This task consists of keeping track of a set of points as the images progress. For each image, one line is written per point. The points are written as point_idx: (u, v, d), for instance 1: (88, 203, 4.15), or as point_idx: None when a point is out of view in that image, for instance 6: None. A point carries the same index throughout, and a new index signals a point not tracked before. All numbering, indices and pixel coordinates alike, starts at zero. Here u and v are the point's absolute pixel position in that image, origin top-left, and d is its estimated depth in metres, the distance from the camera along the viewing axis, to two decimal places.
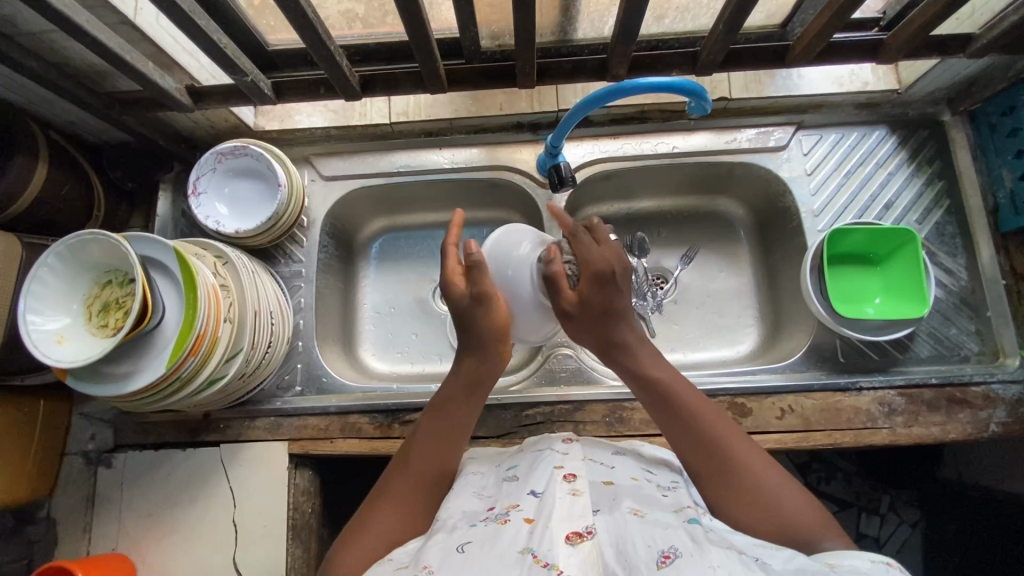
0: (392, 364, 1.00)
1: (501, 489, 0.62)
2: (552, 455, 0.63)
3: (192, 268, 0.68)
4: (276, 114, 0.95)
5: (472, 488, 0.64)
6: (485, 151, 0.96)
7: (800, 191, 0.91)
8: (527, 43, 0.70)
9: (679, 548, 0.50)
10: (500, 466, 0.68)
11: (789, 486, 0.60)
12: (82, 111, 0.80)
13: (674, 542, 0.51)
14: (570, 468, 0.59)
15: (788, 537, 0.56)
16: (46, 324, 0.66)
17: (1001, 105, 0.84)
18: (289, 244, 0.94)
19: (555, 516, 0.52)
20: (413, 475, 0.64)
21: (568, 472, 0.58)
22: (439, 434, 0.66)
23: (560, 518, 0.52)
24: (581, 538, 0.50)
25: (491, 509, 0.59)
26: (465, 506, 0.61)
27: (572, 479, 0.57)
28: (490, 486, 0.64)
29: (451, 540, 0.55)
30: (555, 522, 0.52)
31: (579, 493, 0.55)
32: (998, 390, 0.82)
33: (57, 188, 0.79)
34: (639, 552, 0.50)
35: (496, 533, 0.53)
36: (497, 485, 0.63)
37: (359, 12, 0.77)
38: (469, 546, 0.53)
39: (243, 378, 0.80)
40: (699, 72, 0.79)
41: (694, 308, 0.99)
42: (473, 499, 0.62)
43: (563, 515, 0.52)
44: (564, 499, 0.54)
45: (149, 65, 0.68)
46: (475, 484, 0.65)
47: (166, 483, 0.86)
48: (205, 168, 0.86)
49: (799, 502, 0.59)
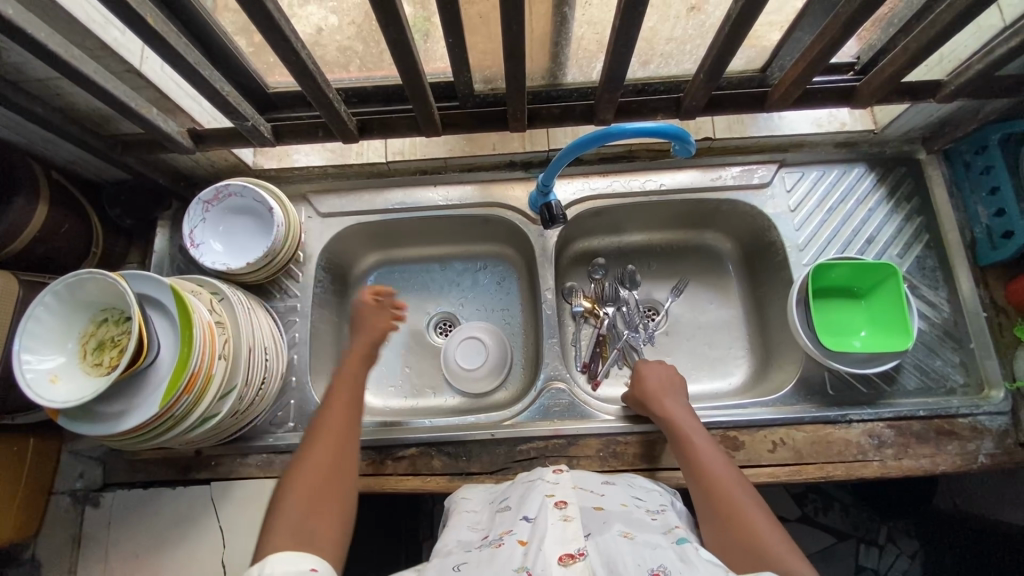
0: (386, 399, 1.00)
1: (494, 521, 0.62)
2: (541, 485, 0.64)
3: (189, 305, 0.69)
4: (274, 153, 0.97)
5: (464, 522, 0.64)
6: (480, 188, 0.99)
7: (784, 226, 0.94)
8: (518, 90, 0.74)
9: (668, 567, 0.50)
10: (492, 502, 0.68)
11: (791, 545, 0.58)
12: (83, 152, 0.82)
13: (663, 561, 0.51)
14: (560, 496, 0.60)
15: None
16: (41, 363, 0.67)
17: (973, 145, 0.88)
18: (285, 279, 0.95)
19: (548, 540, 0.53)
20: (315, 467, 0.64)
21: (558, 499, 0.59)
22: (339, 418, 0.69)
23: (553, 542, 0.52)
24: (574, 559, 0.50)
25: (486, 536, 0.59)
26: (460, 535, 0.61)
27: (564, 505, 0.58)
28: (482, 521, 0.64)
29: (450, 561, 0.55)
30: (548, 545, 0.52)
31: (570, 519, 0.55)
32: (985, 421, 0.84)
33: (55, 227, 0.80)
34: (629, 569, 0.49)
35: (493, 555, 0.53)
36: (490, 518, 0.63)
37: (359, 50, 0.79)
38: (465, 566, 0.53)
39: (237, 415, 0.80)
40: (684, 116, 0.82)
41: (685, 339, 1.01)
42: (467, 531, 0.62)
43: (556, 538, 0.53)
44: (556, 524, 0.55)
45: (154, 111, 0.70)
46: (469, 518, 0.65)
47: (155, 522, 0.85)
48: (195, 220, 0.87)
49: (785, 548, 0.57)
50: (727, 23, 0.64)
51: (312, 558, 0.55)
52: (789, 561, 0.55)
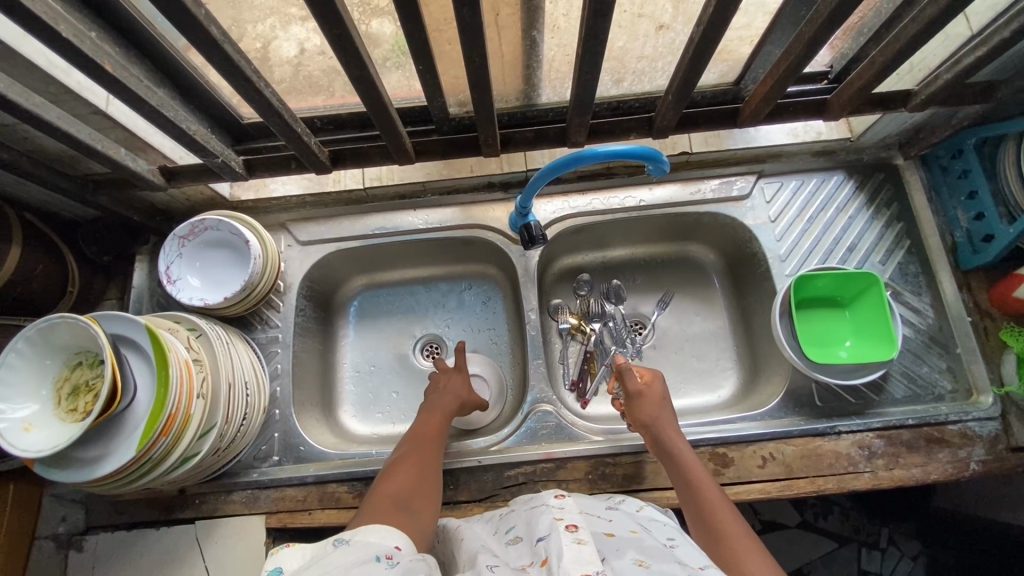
0: (373, 427, 0.99)
1: (509, 550, 0.61)
2: (548, 509, 0.62)
3: (164, 344, 0.68)
4: (251, 184, 0.97)
5: (473, 549, 0.63)
6: (460, 210, 0.98)
7: (765, 237, 0.94)
8: (489, 117, 0.74)
9: None
10: (498, 531, 0.67)
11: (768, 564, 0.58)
12: (54, 192, 0.81)
13: None
14: (570, 519, 0.59)
15: None
16: (15, 412, 0.66)
17: (949, 150, 0.88)
18: (266, 310, 0.94)
19: (565, 559, 0.52)
20: (408, 475, 0.71)
21: (569, 523, 0.58)
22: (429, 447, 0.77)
23: (571, 561, 0.52)
24: None
25: (504, 561, 0.58)
26: (474, 555, 0.61)
27: (575, 529, 0.57)
28: (493, 548, 0.63)
29: (478, 568, 0.56)
30: (567, 564, 0.51)
31: (584, 542, 0.54)
32: (975, 427, 0.83)
33: (29, 270, 0.79)
34: None
35: None
36: (501, 547, 0.62)
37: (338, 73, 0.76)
38: None
39: (218, 453, 0.79)
40: (658, 135, 0.83)
41: (673, 353, 1.01)
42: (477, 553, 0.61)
43: (573, 559, 0.52)
44: (570, 547, 0.54)
45: (121, 151, 0.69)
46: (479, 543, 0.64)
47: (140, 564, 0.83)
48: (171, 256, 0.86)
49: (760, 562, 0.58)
50: (691, 44, 0.64)
51: (398, 537, 0.56)
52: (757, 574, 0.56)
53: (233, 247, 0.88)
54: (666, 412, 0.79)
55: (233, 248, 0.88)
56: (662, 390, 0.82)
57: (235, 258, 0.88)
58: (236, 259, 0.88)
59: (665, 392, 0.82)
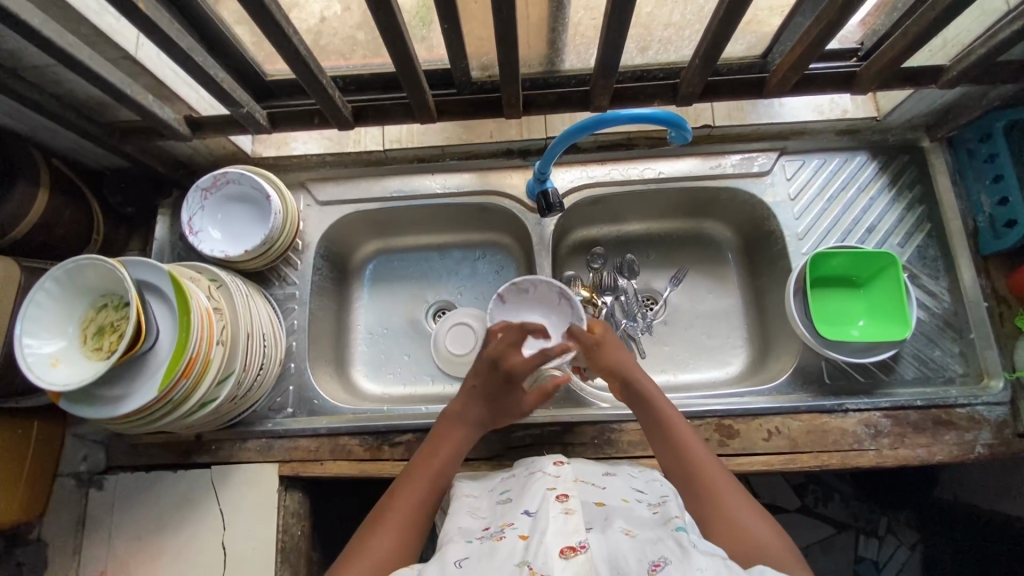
0: (385, 387, 1.01)
1: (495, 514, 0.63)
2: (543, 478, 0.64)
3: (187, 291, 0.70)
4: (272, 141, 0.98)
5: (465, 508, 0.66)
6: (477, 176, 0.98)
7: (783, 214, 0.93)
8: (512, 77, 0.73)
9: (668, 556, 0.52)
10: (492, 488, 0.70)
11: (763, 520, 0.62)
12: (82, 139, 0.83)
13: (663, 552, 0.53)
14: (562, 489, 0.60)
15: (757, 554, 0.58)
16: (41, 347, 0.68)
17: (977, 132, 0.87)
18: (284, 267, 0.96)
19: (549, 533, 0.54)
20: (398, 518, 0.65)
21: (560, 492, 0.59)
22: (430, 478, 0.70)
23: (554, 534, 0.53)
24: (575, 552, 0.51)
25: (488, 527, 0.60)
26: (462, 522, 0.63)
27: (565, 498, 0.58)
28: (482, 508, 0.66)
29: (444, 560, 0.55)
30: (550, 538, 0.53)
31: (572, 511, 0.56)
32: (983, 411, 0.83)
33: (57, 215, 0.81)
34: (631, 564, 0.52)
35: (494, 548, 0.55)
36: (491, 506, 0.65)
37: (366, 33, 0.78)
38: (467, 561, 0.54)
39: (235, 400, 0.81)
40: (681, 102, 0.82)
41: (684, 329, 1.01)
42: (468, 517, 0.64)
43: (557, 530, 0.54)
44: (557, 517, 0.55)
45: (149, 97, 0.70)
46: (469, 505, 0.67)
47: (157, 504, 0.86)
48: (194, 207, 0.88)
49: (756, 523, 0.61)
50: (720, 7, 0.63)
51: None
52: (757, 536, 0.60)
53: (250, 199, 0.89)
54: (628, 358, 0.80)
55: (250, 200, 0.89)
56: (614, 338, 0.83)
57: (255, 210, 0.89)
58: (256, 211, 0.89)
59: (617, 340, 0.83)
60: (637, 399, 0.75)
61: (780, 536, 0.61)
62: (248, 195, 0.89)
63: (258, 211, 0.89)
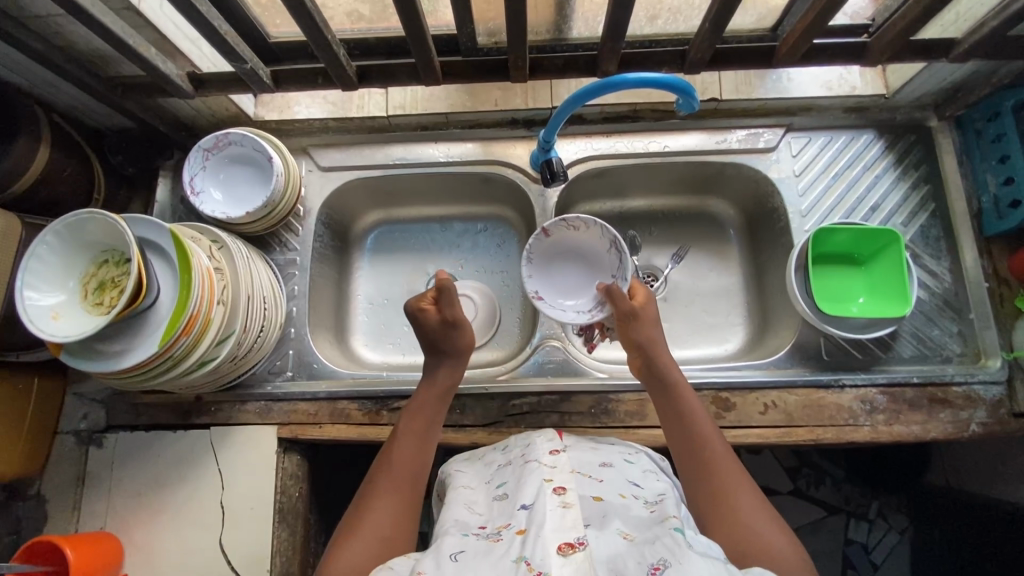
0: (384, 355, 1.02)
1: (492, 507, 0.63)
2: (539, 468, 0.64)
3: (188, 250, 0.70)
4: (275, 104, 0.97)
5: (461, 501, 0.66)
6: (480, 145, 0.98)
7: (788, 191, 0.93)
8: (519, 39, 0.73)
9: (668, 559, 0.51)
10: (488, 480, 0.69)
11: (772, 521, 0.61)
12: (84, 95, 0.82)
13: (663, 554, 0.52)
14: (559, 481, 0.61)
15: (763, 556, 0.58)
16: (42, 300, 0.68)
17: (986, 112, 0.86)
18: (285, 232, 0.95)
19: (547, 528, 0.54)
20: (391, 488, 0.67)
21: (557, 485, 0.60)
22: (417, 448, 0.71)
23: (551, 529, 0.54)
24: (574, 549, 0.52)
25: (484, 525, 0.60)
26: (458, 516, 0.63)
27: (563, 491, 0.59)
28: (480, 502, 0.65)
29: (440, 552, 0.55)
30: (547, 533, 0.54)
31: (569, 505, 0.57)
32: (979, 390, 0.83)
33: (58, 170, 0.80)
34: (629, 569, 0.51)
35: (491, 548, 0.55)
36: (487, 501, 0.64)
37: None
38: (463, 556, 0.54)
39: (235, 361, 0.81)
40: (688, 70, 0.80)
41: (683, 305, 1.01)
42: (464, 511, 0.64)
43: (555, 526, 0.54)
44: (555, 511, 0.56)
45: (152, 51, 0.69)
46: (465, 497, 0.66)
47: (156, 463, 0.87)
48: (195, 167, 0.87)
49: (765, 525, 0.61)
50: None
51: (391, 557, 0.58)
52: (765, 539, 0.59)
53: (252, 159, 0.88)
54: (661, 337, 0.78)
55: (252, 160, 0.88)
56: (654, 311, 0.81)
57: (258, 170, 0.89)
58: (259, 171, 0.89)
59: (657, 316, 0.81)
60: (661, 386, 0.74)
61: (789, 539, 0.60)
62: (250, 155, 0.88)
63: (260, 171, 0.89)
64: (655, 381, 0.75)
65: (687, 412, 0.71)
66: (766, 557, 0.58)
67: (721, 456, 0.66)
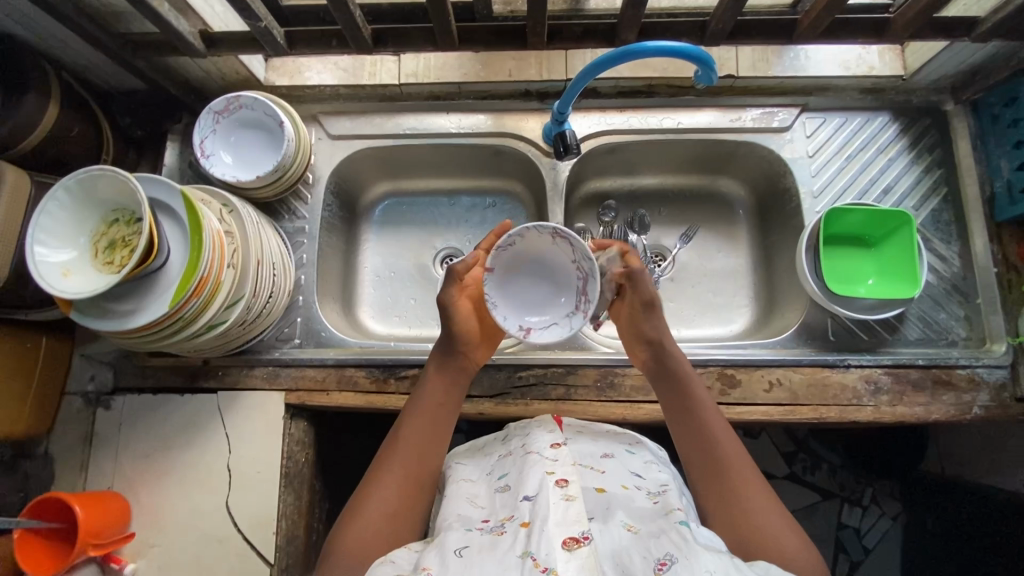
0: (390, 327, 1.02)
1: (494, 500, 0.63)
2: (541, 461, 0.63)
3: (200, 214, 0.69)
4: (285, 69, 0.95)
5: (463, 493, 0.66)
6: (492, 117, 0.97)
7: (800, 172, 0.93)
8: (538, 4, 0.72)
9: (673, 554, 0.52)
10: (489, 471, 0.69)
11: (780, 513, 0.61)
12: (94, 52, 0.81)
13: (668, 549, 0.53)
14: (561, 473, 0.61)
15: (768, 550, 0.59)
16: (52, 256, 0.67)
17: (1002, 96, 0.85)
18: (294, 200, 0.95)
19: (551, 522, 0.55)
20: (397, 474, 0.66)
21: (560, 478, 0.60)
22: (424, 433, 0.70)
23: (556, 524, 0.54)
24: (578, 544, 0.53)
25: (487, 519, 0.60)
26: (460, 509, 0.63)
27: (565, 484, 0.59)
28: (481, 495, 0.65)
29: (445, 544, 0.56)
30: (551, 527, 0.54)
31: (573, 498, 0.57)
32: (983, 374, 0.84)
33: (67, 128, 0.80)
34: (635, 563, 0.52)
35: (495, 543, 0.55)
36: (490, 495, 0.64)
37: None
38: (467, 550, 0.55)
39: (244, 326, 0.81)
40: (708, 44, 0.80)
41: (690, 285, 1.01)
42: (467, 504, 0.64)
43: (558, 520, 0.55)
44: (558, 504, 0.57)
45: (165, 5, 0.68)
46: (467, 491, 0.66)
47: (164, 426, 0.87)
48: (205, 130, 0.86)
49: (773, 518, 0.61)
50: None
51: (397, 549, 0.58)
52: (772, 533, 0.60)
53: (262, 122, 0.87)
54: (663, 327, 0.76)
55: (262, 123, 0.87)
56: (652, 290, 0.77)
57: (268, 134, 0.88)
58: (269, 135, 0.88)
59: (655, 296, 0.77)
60: (667, 379, 0.74)
61: (796, 533, 0.60)
62: (261, 119, 0.87)
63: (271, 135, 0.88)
64: (662, 373, 0.74)
65: (688, 401, 0.71)
66: (773, 550, 0.58)
67: (728, 451, 0.66)
